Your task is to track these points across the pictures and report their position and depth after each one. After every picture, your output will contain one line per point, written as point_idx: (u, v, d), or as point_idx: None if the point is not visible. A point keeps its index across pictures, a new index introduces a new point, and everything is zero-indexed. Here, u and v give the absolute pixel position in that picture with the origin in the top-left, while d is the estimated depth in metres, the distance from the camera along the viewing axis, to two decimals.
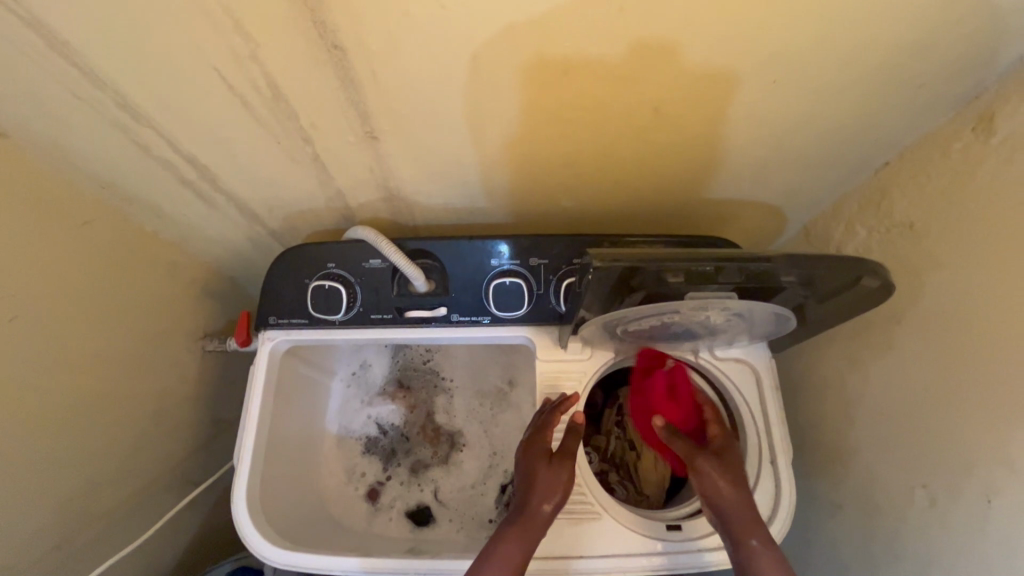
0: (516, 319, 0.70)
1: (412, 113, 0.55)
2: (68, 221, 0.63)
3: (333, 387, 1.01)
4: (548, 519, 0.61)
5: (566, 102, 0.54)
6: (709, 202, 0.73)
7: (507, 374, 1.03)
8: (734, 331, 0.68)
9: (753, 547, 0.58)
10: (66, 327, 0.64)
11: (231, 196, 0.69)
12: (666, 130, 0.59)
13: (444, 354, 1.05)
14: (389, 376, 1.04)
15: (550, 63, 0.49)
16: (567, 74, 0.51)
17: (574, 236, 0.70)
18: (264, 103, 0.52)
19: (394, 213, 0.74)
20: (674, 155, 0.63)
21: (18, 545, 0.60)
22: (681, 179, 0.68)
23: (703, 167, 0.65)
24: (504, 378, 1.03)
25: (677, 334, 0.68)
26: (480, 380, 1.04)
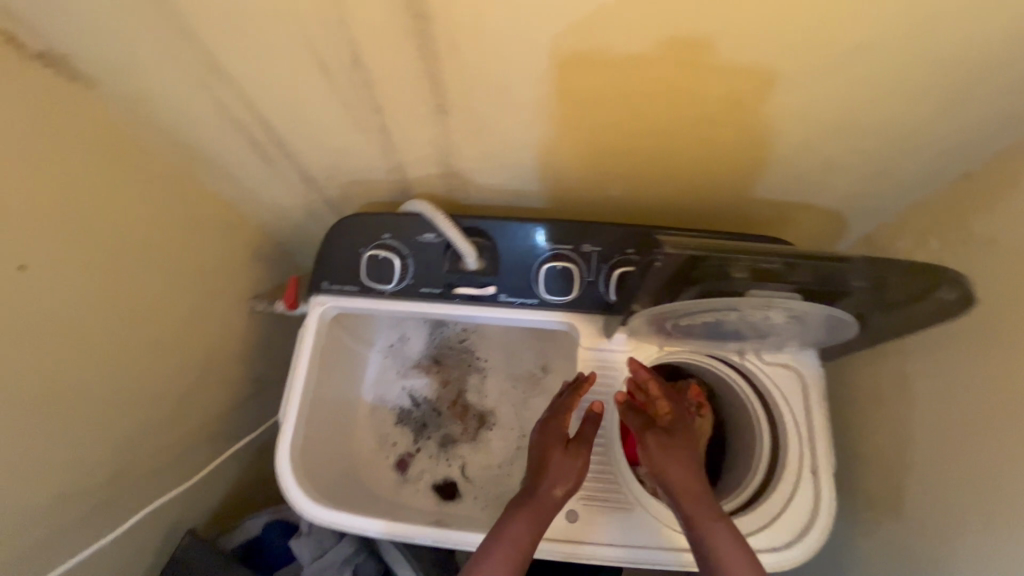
0: (563, 305, 0.70)
1: (484, 88, 0.55)
2: (142, 173, 0.65)
3: (371, 356, 1.02)
4: (559, 504, 0.62)
5: (641, 87, 0.53)
6: (772, 201, 0.71)
7: (540, 360, 1.03)
8: (786, 335, 0.66)
9: (706, 524, 0.57)
10: (134, 274, 0.67)
11: (294, 160, 0.71)
12: (739, 123, 0.57)
13: (480, 334, 1.05)
14: (425, 351, 1.05)
15: (632, 46, 0.48)
16: (648, 58, 0.50)
17: (628, 226, 0.69)
18: (341, 69, 0.53)
19: (449, 190, 0.74)
20: (744, 152, 0.62)
21: (80, 476, 0.64)
22: (746, 176, 0.66)
23: (772, 164, 0.63)
24: (537, 363, 1.03)
25: (726, 334, 0.68)
26: (515, 363, 1.04)
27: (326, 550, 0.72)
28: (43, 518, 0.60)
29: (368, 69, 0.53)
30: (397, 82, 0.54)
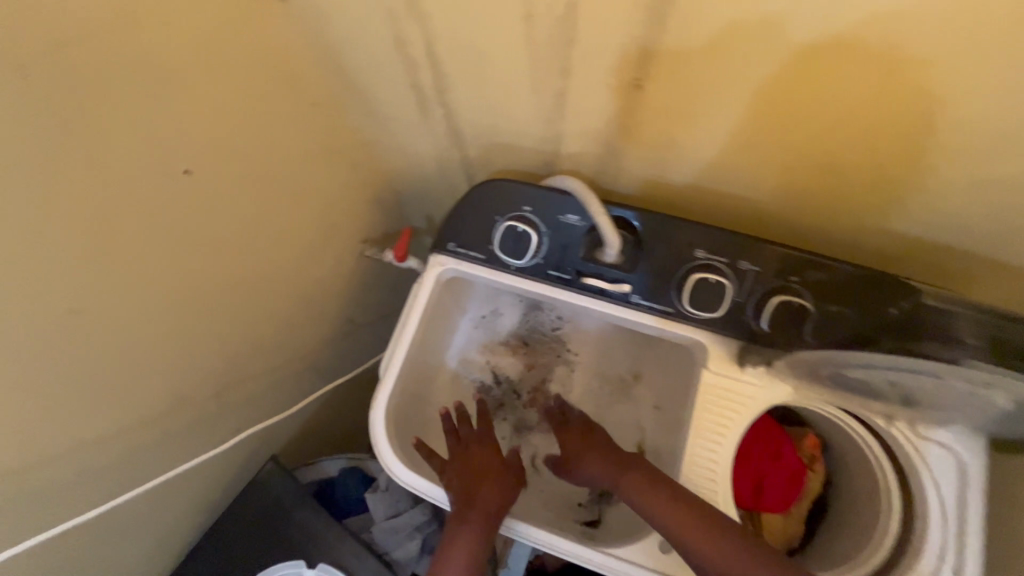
0: (699, 321, 0.64)
1: (696, 70, 0.48)
2: (303, 99, 0.64)
3: (461, 324, 0.97)
4: (489, 506, 0.68)
5: (888, 98, 0.45)
6: (976, 261, 0.60)
7: (633, 366, 0.95)
8: (953, 409, 0.57)
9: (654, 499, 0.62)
10: (273, 200, 0.66)
11: (449, 113, 0.67)
12: (990, 163, 0.48)
13: (575, 326, 0.98)
14: (516, 330, 0.99)
15: (905, 47, 0.40)
16: (917, 65, 0.41)
17: (798, 251, 0.61)
18: (547, 23, 0.48)
19: (599, 174, 0.68)
20: (976, 198, 0.52)
21: (191, 385, 0.65)
22: (960, 226, 0.56)
23: (1003, 219, 0.53)
24: (629, 369, 0.95)
25: (877, 392, 0.60)
26: (606, 364, 0.97)
27: (401, 511, 0.73)
28: (154, 419, 0.61)
29: (577, 24, 0.47)
30: (604, 43, 0.48)
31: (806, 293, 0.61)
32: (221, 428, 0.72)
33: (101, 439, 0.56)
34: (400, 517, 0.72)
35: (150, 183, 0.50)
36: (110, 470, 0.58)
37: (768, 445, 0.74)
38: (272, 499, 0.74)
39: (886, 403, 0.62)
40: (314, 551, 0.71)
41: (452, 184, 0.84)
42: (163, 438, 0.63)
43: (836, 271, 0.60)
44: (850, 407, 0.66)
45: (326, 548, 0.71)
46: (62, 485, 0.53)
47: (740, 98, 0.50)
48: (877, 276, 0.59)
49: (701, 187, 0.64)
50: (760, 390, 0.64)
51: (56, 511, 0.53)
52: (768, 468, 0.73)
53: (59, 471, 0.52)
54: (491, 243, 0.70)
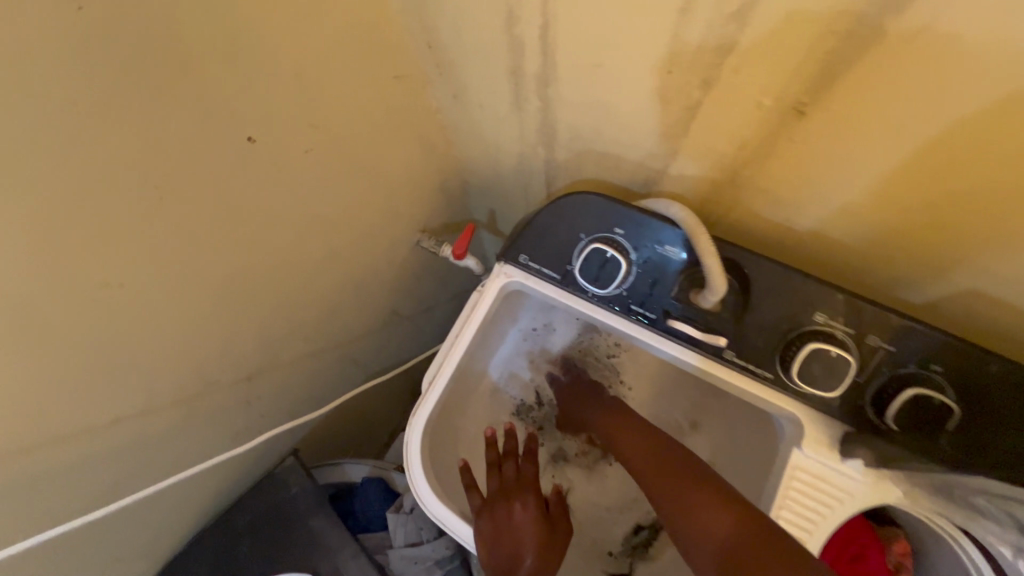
0: (802, 394, 0.55)
1: (885, 106, 0.38)
2: (385, 71, 0.56)
3: (510, 333, 0.80)
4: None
5: None
6: None
7: (692, 414, 0.80)
8: None
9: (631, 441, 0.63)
10: (335, 177, 0.60)
11: (545, 108, 0.58)
12: None
13: (633, 356, 0.84)
14: (567, 350, 0.84)
15: None
16: None
17: (952, 336, 0.49)
18: (702, 21, 0.38)
19: (707, 201, 0.58)
20: None
21: (220, 365, 0.60)
22: None
23: None
24: (686, 416, 0.81)
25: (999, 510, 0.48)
26: (662, 406, 0.82)
27: (423, 541, 0.66)
28: (177, 401, 0.56)
29: (741, 27, 0.37)
30: (767, 54, 0.38)
31: (949, 390, 0.49)
32: (245, 414, 0.67)
33: (118, 419, 0.51)
34: (421, 548, 0.65)
35: (202, 151, 0.44)
36: (124, 453, 0.53)
37: (848, 541, 0.64)
38: (286, 497, 0.69)
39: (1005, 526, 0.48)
40: (323, 565, 0.65)
41: (529, 184, 0.75)
42: (184, 422, 0.58)
43: (996, 370, 0.47)
44: (967, 525, 0.53)
45: (336, 564, 0.65)
46: (71, 466, 0.49)
47: (926, 147, 0.39)
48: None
49: (832, 239, 0.53)
50: (861, 488, 0.54)
51: (62, 493, 0.49)
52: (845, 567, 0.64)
53: (69, 451, 0.48)
54: (570, 263, 0.61)
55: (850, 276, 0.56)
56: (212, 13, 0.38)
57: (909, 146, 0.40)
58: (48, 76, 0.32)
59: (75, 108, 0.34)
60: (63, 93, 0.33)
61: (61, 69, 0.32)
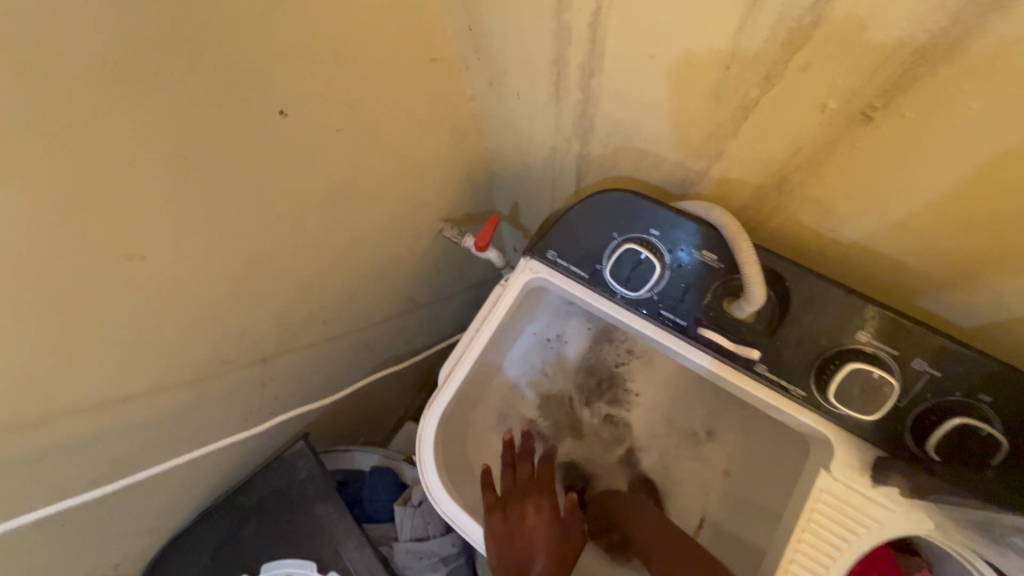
0: (835, 415, 0.53)
1: (965, 118, 0.35)
2: (423, 52, 0.54)
3: (524, 338, 0.77)
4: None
5: None
6: None
7: (708, 421, 0.77)
8: None
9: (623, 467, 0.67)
10: (365, 160, 0.58)
11: (587, 101, 0.56)
12: None
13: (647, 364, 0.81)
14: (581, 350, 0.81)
15: None
16: None
17: (1007, 366, 0.46)
18: (774, 16, 0.36)
19: (750, 208, 0.56)
20: None
21: (237, 345, 0.58)
22: None
23: None
24: (702, 423, 0.77)
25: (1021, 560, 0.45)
26: (678, 412, 0.79)
27: (430, 536, 0.65)
28: (191, 378, 0.55)
29: (817, 21, 0.35)
30: (840, 53, 0.36)
31: (998, 423, 0.46)
32: (257, 396, 0.65)
33: (131, 393, 0.50)
34: (427, 543, 0.64)
35: (233, 123, 0.42)
36: (135, 428, 0.52)
37: None
38: (293, 482, 0.68)
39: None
40: (326, 554, 0.64)
41: (559, 179, 0.73)
42: (197, 399, 0.57)
43: None
44: None
45: (340, 553, 0.64)
46: (81, 438, 0.48)
47: (1006, 165, 0.36)
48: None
49: (882, 255, 0.51)
50: (893, 519, 0.51)
51: (70, 465, 0.48)
52: None
53: (79, 422, 0.47)
54: (600, 262, 0.59)
55: (896, 294, 0.53)
56: None
57: (987, 162, 0.37)
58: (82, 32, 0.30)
59: (107, 69, 0.32)
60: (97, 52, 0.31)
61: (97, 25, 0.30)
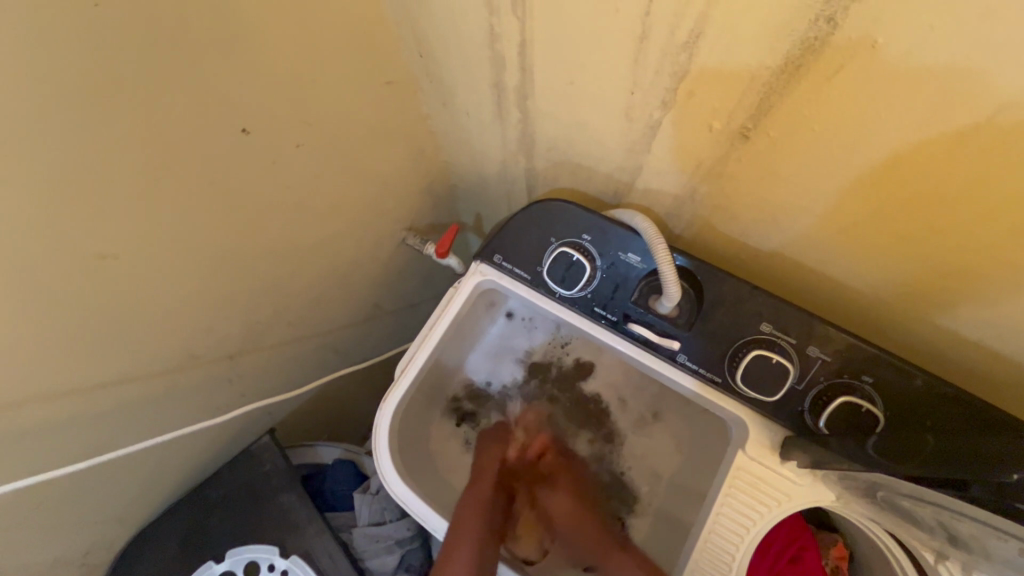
0: (746, 399, 0.59)
1: (816, 137, 0.42)
2: (378, 76, 0.61)
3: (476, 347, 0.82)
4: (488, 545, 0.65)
5: None
6: None
7: (652, 405, 0.81)
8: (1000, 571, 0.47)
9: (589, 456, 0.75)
10: (326, 172, 0.64)
11: (526, 121, 0.62)
12: None
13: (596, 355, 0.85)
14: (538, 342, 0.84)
15: None
16: None
17: (881, 351, 0.53)
18: (660, 51, 0.42)
19: (671, 215, 0.63)
20: None
21: (205, 342, 0.63)
22: None
23: None
24: (649, 407, 0.81)
25: (916, 521, 0.53)
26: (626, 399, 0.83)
27: (386, 520, 0.70)
28: (159, 372, 0.59)
29: (692, 57, 0.41)
30: (716, 83, 0.43)
31: (877, 400, 0.53)
32: (224, 391, 0.70)
33: (102, 385, 0.54)
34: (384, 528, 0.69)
35: (198, 138, 0.47)
36: (107, 417, 0.56)
37: (789, 544, 0.67)
38: (259, 474, 0.72)
39: (927, 534, 0.54)
40: (289, 540, 0.69)
41: (510, 190, 0.79)
42: (165, 392, 0.61)
43: (921, 384, 0.52)
44: (896, 532, 0.59)
45: (302, 538, 0.68)
46: (55, 426, 0.52)
47: (855, 176, 0.43)
48: (972, 401, 0.49)
49: (780, 257, 0.57)
50: (796, 489, 0.58)
51: (44, 451, 0.52)
52: (784, 568, 0.66)
53: (53, 411, 0.51)
54: (540, 265, 0.65)
55: (797, 291, 0.60)
56: (216, 14, 0.42)
57: (841, 173, 0.44)
58: (66, 61, 0.35)
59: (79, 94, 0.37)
60: (77, 76, 0.37)
61: (79, 56, 0.36)
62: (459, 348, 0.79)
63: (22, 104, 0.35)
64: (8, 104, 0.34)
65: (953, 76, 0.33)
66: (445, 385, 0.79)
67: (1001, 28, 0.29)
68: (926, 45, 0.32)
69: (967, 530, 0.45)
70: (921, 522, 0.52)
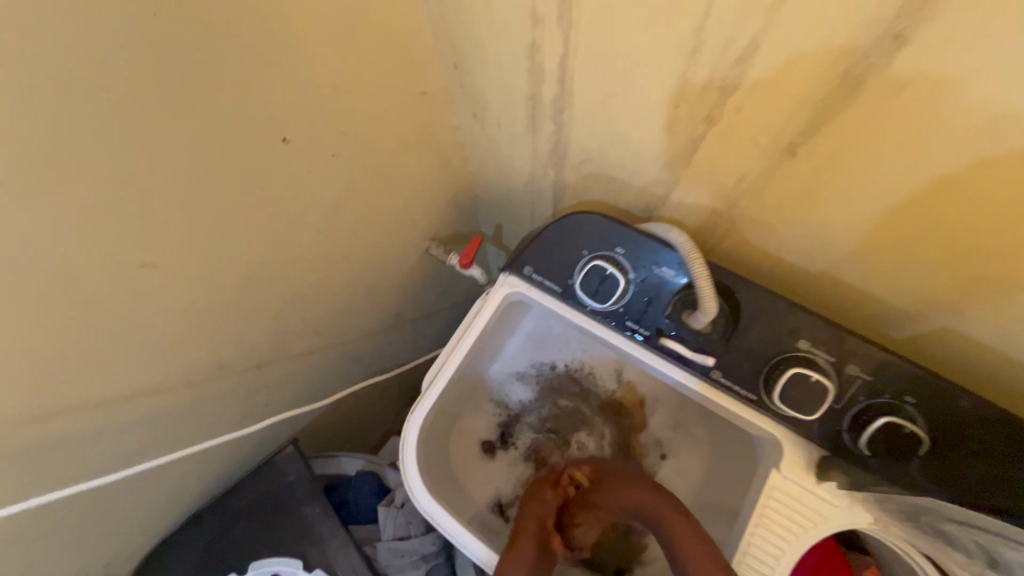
0: (783, 418, 0.58)
1: (867, 154, 0.41)
2: (412, 86, 0.60)
3: (500, 358, 0.81)
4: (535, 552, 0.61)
5: None
6: None
7: (676, 420, 0.81)
8: None
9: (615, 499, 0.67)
10: (357, 181, 0.63)
11: (560, 132, 0.62)
12: None
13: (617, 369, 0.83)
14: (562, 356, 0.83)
15: None
16: None
17: (925, 371, 0.52)
18: (713, 64, 0.42)
19: (706, 229, 0.62)
20: None
21: (232, 350, 0.62)
22: None
23: None
24: (671, 424, 0.81)
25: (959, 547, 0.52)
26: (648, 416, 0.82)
27: (411, 535, 0.69)
28: (187, 382, 0.59)
29: (743, 71, 0.41)
30: (766, 97, 0.42)
31: (921, 422, 0.52)
32: (249, 400, 0.69)
33: (132, 393, 0.53)
34: (409, 542, 0.68)
35: (238, 144, 0.47)
36: (135, 426, 0.56)
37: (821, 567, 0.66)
38: (282, 485, 0.71)
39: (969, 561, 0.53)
40: (311, 552, 0.68)
41: (537, 203, 0.79)
42: (193, 401, 0.61)
43: (967, 407, 0.50)
44: (936, 557, 0.58)
45: (324, 551, 0.68)
46: (83, 435, 0.51)
47: (909, 193, 0.42)
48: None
49: (816, 271, 0.57)
50: (835, 510, 0.57)
51: (72, 460, 0.51)
52: None
53: (82, 419, 0.50)
54: (571, 278, 0.65)
55: (833, 306, 0.60)
56: (263, 19, 0.41)
57: (892, 190, 0.43)
58: (116, 64, 0.35)
59: (130, 101, 0.37)
60: (128, 81, 0.36)
61: (130, 61, 0.36)
62: (484, 356, 0.78)
63: (73, 110, 0.35)
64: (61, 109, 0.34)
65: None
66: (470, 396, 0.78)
67: None
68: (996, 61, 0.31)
69: None
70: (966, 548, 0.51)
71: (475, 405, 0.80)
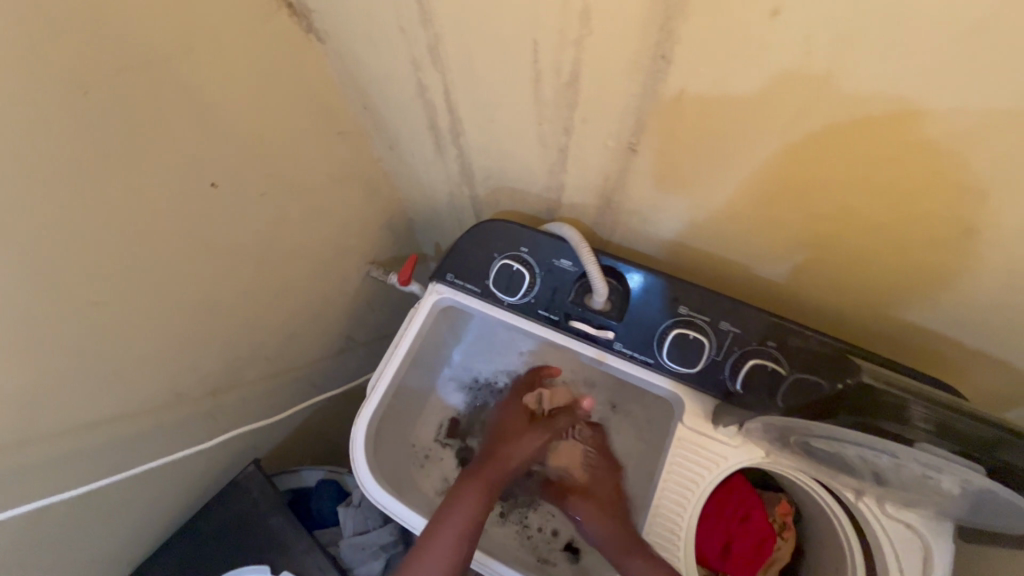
0: (678, 375, 0.67)
1: (684, 147, 0.52)
2: (328, 128, 0.69)
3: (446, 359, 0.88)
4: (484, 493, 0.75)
5: (851, 194, 0.48)
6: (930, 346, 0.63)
7: (612, 398, 0.87)
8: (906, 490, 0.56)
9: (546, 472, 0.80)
10: (289, 216, 0.71)
11: (462, 154, 0.71)
12: (940, 258, 0.51)
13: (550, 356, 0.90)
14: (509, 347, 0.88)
15: (862, 152, 0.44)
16: (875, 166, 0.45)
17: (777, 318, 0.63)
18: (556, 87, 0.52)
19: (597, 223, 0.72)
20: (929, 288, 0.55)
21: (192, 380, 0.69)
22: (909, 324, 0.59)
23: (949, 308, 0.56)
24: (607, 399, 0.88)
25: (832, 462, 0.62)
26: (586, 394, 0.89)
27: (370, 528, 0.78)
28: (148, 411, 0.65)
29: (578, 92, 0.51)
30: (601, 110, 0.52)
31: (783, 361, 0.62)
32: (209, 426, 0.75)
33: (97, 422, 0.59)
34: (369, 535, 0.77)
35: (173, 194, 0.55)
36: (104, 458, 0.62)
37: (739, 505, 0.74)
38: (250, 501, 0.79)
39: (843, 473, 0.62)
40: (280, 558, 0.75)
41: (460, 218, 0.88)
42: (157, 431, 0.67)
43: (814, 342, 0.61)
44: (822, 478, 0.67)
45: (292, 556, 0.75)
46: (53, 465, 0.56)
47: (722, 173, 0.53)
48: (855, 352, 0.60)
49: (686, 246, 0.67)
50: (731, 450, 0.65)
51: (47, 488, 0.57)
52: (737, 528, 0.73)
53: (55, 449, 0.56)
54: (486, 278, 0.73)
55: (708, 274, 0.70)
56: (180, 86, 0.50)
57: (712, 171, 0.53)
58: (57, 135, 0.43)
59: (73, 171, 0.45)
60: (70, 155, 0.44)
61: (67, 136, 0.43)
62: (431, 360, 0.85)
63: (23, 182, 0.42)
64: (15, 183, 0.42)
65: (768, 90, 0.42)
66: (418, 399, 0.85)
67: (774, 53, 0.39)
68: (735, 67, 0.42)
69: (881, 461, 0.51)
70: (832, 462, 0.61)
71: (423, 409, 0.86)
